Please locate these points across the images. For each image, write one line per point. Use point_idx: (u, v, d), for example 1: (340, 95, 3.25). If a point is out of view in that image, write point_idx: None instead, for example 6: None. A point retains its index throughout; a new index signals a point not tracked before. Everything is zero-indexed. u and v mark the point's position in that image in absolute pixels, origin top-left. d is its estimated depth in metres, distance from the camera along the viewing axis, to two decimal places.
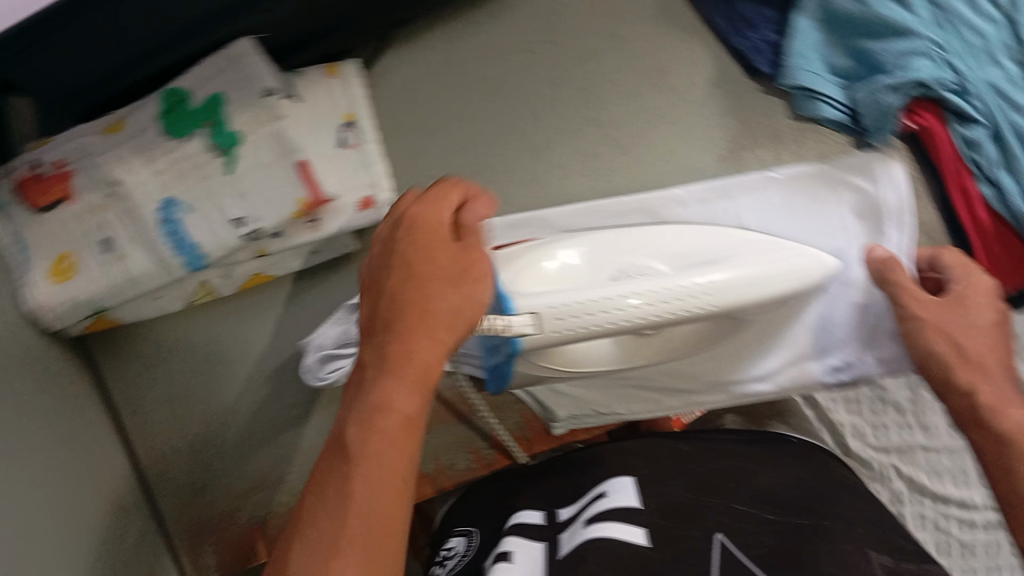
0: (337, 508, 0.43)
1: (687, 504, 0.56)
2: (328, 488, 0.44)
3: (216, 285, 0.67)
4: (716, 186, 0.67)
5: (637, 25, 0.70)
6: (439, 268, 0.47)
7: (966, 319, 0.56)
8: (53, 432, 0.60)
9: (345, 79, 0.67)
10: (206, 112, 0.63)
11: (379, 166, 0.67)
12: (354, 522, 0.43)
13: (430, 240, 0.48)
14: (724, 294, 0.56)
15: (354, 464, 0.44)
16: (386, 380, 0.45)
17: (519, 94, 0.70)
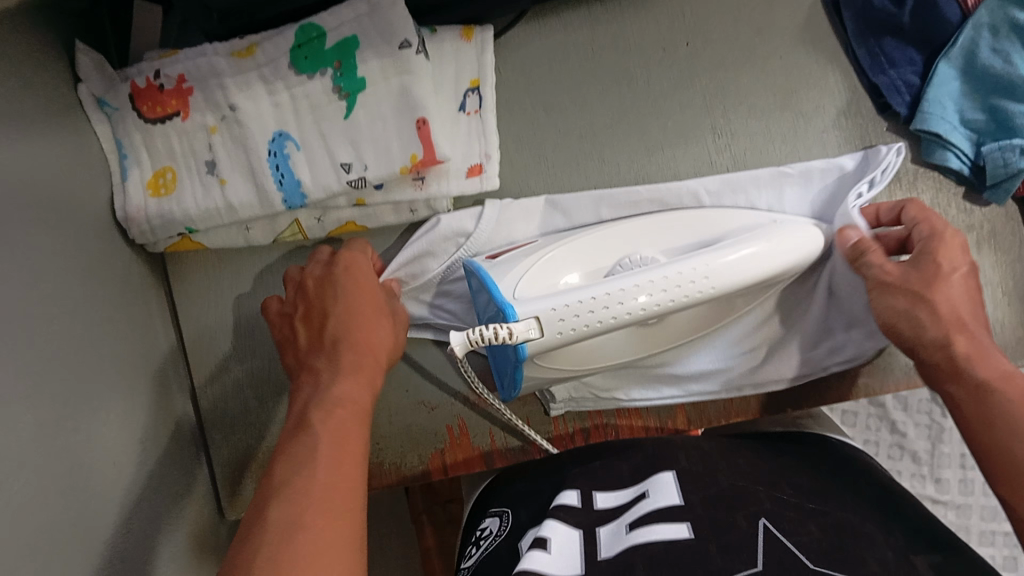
0: (290, 467, 0.45)
1: (737, 500, 0.53)
2: (275, 467, 0.45)
3: (307, 226, 0.66)
4: (730, 179, 0.64)
5: (780, 38, 0.65)
6: (368, 306, 0.58)
7: (934, 275, 0.55)
8: (125, 349, 0.59)
9: (481, 43, 0.63)
10: (340, 54, 0.60)
11: (494, 137, 0.64)
12: (314, 470, 0.44)
13: (364, 284, 0.59)
14: (720, 278, 0.55)
15: (314, 432, 0.47)
16: (346, 375, 0.52)
17: (638, 90, 0.66)
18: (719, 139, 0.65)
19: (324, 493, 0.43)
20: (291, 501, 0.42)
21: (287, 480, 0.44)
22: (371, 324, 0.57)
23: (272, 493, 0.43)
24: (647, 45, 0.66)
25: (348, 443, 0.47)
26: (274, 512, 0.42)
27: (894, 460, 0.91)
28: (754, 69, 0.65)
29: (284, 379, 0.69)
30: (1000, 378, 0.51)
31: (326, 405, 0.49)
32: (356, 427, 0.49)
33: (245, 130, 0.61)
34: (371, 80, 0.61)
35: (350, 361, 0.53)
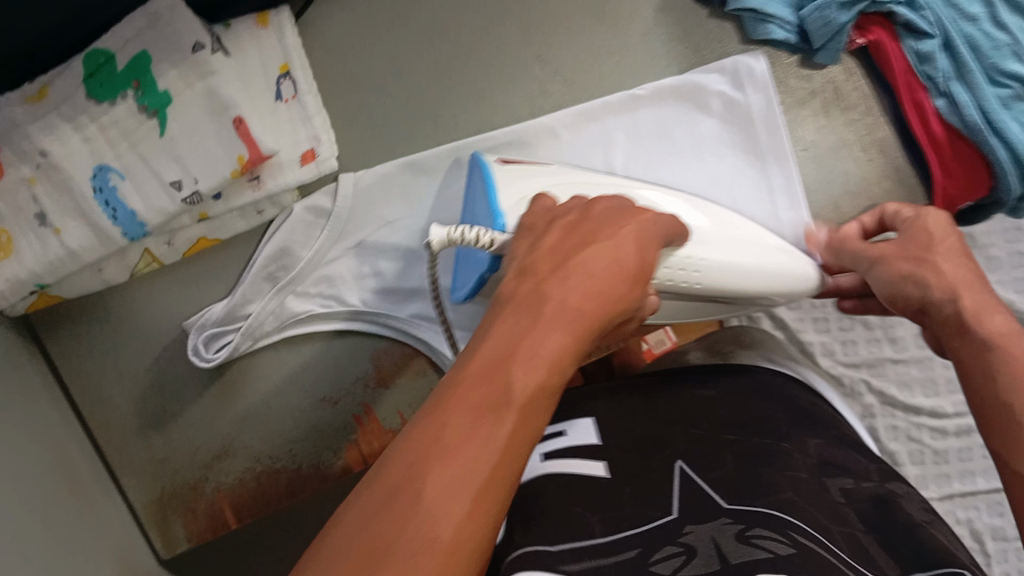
0: (526, 314, 0.34)
1: (651, 442, 0.53)
2: (532, 290, 0.36)
3: (160, 253, 0.64)
4: (582, 110, 0.63)
5: None
6: (604, 272, 0.37)
7: (932, 250, 0.51)
8: (8, 421, 0.58)
9: (280, 26, 0.61)
10: (135, 71, 0.58)
11: (319, 119, 0.63)
12: (555, 332, 0.34)
13: (606, 255, 0.38)
14: (710, 278, 0.53)
15: (509, 372, 0.32)
16: (554, 332, 0.34)
17: (454, 34, 0.64)
18: (547, 66, 0.64)
19: (549, 398, 0.32)
20: (519, 374, 0.32)
21: (514, 349, 0.33)
22: (586, 269, 0.37)
23: (495, 363, 0.32)
24: None
25: (610, 276, 0.37)
26: (499, 390, 0.31)
27: (847, 331, 0.92)
28: None
29: (181, 408, 0.68)
30: (1007, 333, 0.45)
31: (595, 265, 0.38)
32: (639, 280, 0.39)
33: (64, 173, 0.59)
34: (175, 91, 0.59)
35: (548, 304, 0.35)
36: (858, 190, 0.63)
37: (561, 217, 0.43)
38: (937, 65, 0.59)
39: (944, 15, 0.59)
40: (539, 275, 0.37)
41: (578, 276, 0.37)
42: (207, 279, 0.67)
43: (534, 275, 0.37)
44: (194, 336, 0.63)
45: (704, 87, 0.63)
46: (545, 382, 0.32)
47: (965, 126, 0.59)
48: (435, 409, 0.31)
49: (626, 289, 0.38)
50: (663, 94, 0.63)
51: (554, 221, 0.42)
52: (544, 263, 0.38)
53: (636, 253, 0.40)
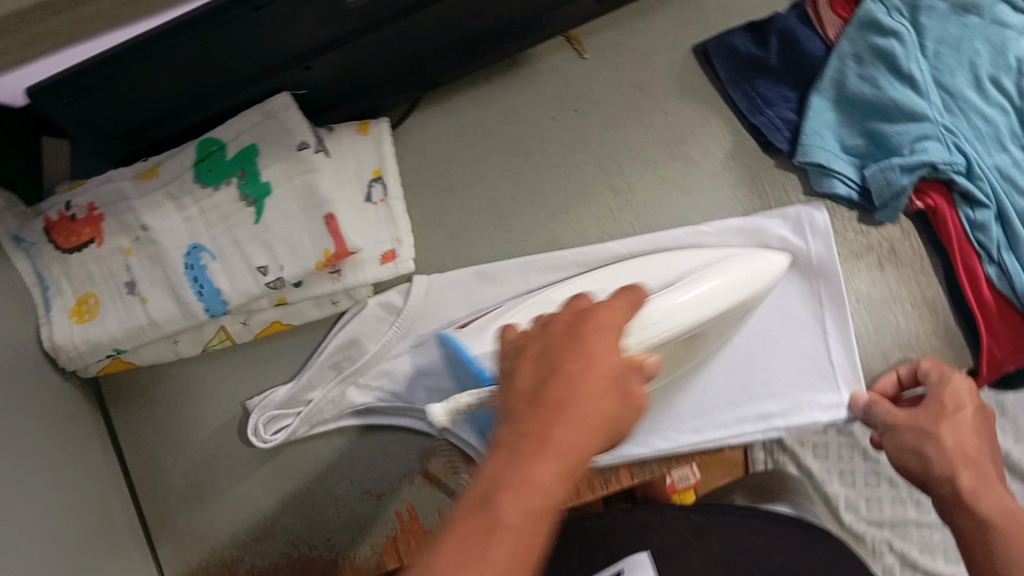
0: (514, 447, 0.36)
1: None
2: (519, 422, 0.37)
3: (234, 332, 0.67)
4: (652, 239, 0.65)
5: (661, 91, 0.68)
6: (589, 380, 0.39)
7: (952, 424, 0.55)
8: (60, 483, 0.60)
9: (378, 134, 0.66)
10: (241, 161, 0.63)
11: (404, 222, 0.66)
12: (543, 461, 0.35)
13: (592, 363, 0.39)
14: (688, 316, 0.56)
15: (496, 511, 0.34)
16: (538, 459, 0.35)
17: (536, 158, 0.67)
18: (619, 196, 0.67)
19: (541, 520, 0.34)
20: (505, 503, 0.34)
21: (499, 479, 0.35)
22: (570, 389, 0.38)
23: (484, 500, 0.35)
24: (536, 114, 0.68)
25: (595, 393, 0.38)
26: (490, 518, 0.34)
27: (873, 489, 0.87)
28: (643, 123, 0.67)
29: (228, 486, 0.68)
30: (1003, 514, 0.49)
31: (576, 380, 0.38)
32: (613, 393, 0.39)
33: (160, 248, 0.63)
34: (275, 183, 0.63)
35: (536, 431, 0.36)
36: (909, 343, 0.65)
37: (527, 339, 0.43)
38: (989, 234, 0.62)
39: (999, 188, 0.62)
40: (527, 403, 0.38)
41: (563, 392, 0.38)
42: (274, 363, 0.69)
43: (523, 399, 0.38)
44: (257, 416, 0.66)
45: (766, 230, 0.65)
46: (532, 513, 0.34)
47: (1015, 295, 0.62)
48: (438, 545, 0.34)
49: (604, 402, 0.38)
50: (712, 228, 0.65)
51: (518, 355, 0.42)
52: (530, 392, 0.39)
53: (613, 357, 0.40)
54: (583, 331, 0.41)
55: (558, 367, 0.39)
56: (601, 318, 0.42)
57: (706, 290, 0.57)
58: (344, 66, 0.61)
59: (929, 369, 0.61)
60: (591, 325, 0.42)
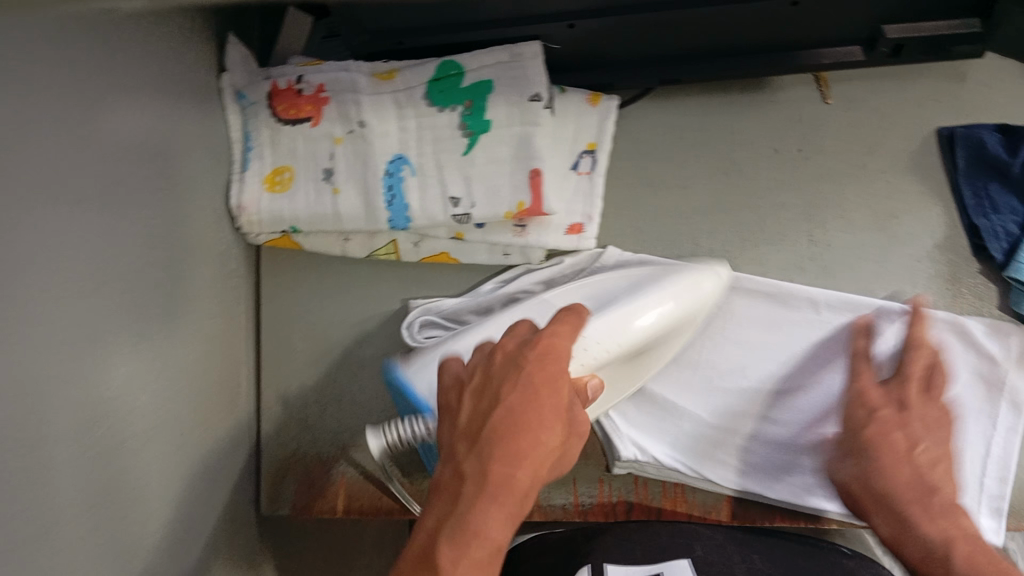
0: (458, 496, 0.40)
1: None
2: (457, 470, 0.41)
3: (404, 248, 0.68)
4: (855, 304, 0.63)
5: (889, 159, 0.66)
6: (542, 417, 0.42)
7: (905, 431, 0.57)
8: (200, 327, 0.62)
9: (605, 110, 0.66)
10: (473, 93, 0.63)
11: (599, 201, 0.66)
12: (482, 512, 0.39)
13: (529, 389, 0.42)
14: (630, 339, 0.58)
15: (443, 564, 0.38)
16: (483, 508, 0.39)
17: (742, 182, 0.67)
18: (814, 246, 0.66)
19: (485, 563, 0.38)
20: (446, 556, 0.38)
21: (448, 531, 0.39)
22: (525, 434, 0.41)
23: (430, 550, 0.39)
24: (759, 142, 0.67)
25: (541, 431, 0.41)
26: (434, 569, 0.38)
27: None
28: (860, 184, 0.66)
29: (346, 388, 0.70)
30: (921, 557, 0.50)
31: (513, 414, 0.41)
32: (557, 424, 0.42)
33: (369, 147, 0.64)
34: (496, 124, 0.63)
35: (489, 476, 0.40)
36: None
37: (482, 360, 0.46)
38: None
39: None
40: (473, 447, 0.41)
41: (506, 439, 0.41)
42: (426, 288, 0.70)
43: (465, 438, 0.43)
44: (416, 314, 0.67)
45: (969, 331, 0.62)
46: (482, 563, 0.38)
47: None
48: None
49: (551, 437, 0.42)
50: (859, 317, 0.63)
51: (462, 390, 0.46)
52: (470, 430, 0.43)
53: (559, 397, 0.43)
54: (529, 357, 0.44)
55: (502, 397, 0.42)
56: (548, 353, 0.44)
57: (648, 313, 0.58)
58: (598, 35, 0.60)
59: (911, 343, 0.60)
60: (544, 348, 0.44)
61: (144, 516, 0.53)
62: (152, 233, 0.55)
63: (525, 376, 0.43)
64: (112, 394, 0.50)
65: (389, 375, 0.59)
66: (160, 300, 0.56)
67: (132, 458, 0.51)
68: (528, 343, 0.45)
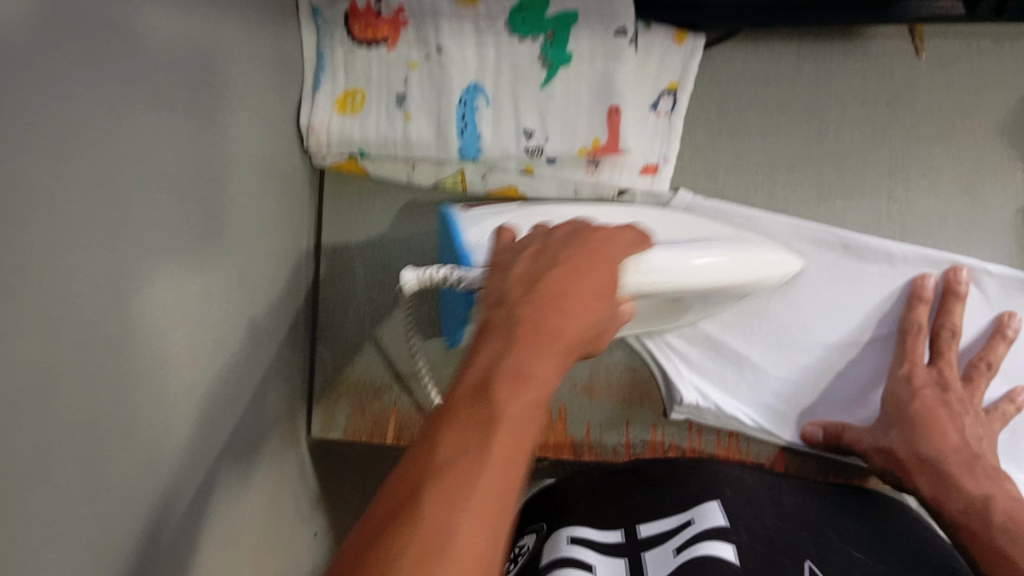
0: (510, 331, 0.36)
1: (783, 540, 0.51)
2: (509, 310, 0.37)
3: (471, 179, 0.66)
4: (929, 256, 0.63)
5: (978, 121, 0.64)
6: (593, 277, 0.41)
7: (958, 414, 0.59)
8: (268, 246, 0.61)
9: (689, 50, 0.64)
10: (556, 24, 0.61)
11: (676, 143, 0.65)
12: (541, 351, 0.35)
13: (588, 260, 0.42)
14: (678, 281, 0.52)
15: (491, 409, 0.31)
16: (550, 340, 0.36)
17: (823, 133, 0.65)
18: (895, 205, 0.64)
19: (533, 409, 0.33)
20: (505, 393, 0.32)
21: (502, 365, 0.34)
22: (581, 291, 0.40)
23: (476, 395, 0.32)
24: (845, 93, 0.65)
25: (595, 289, 0.41)
26: (490, 409, 0.31)
27: None
28: (947, 145, 0.64)
29: (406, 319, 0.69)
30: (966, 513, 0.53)
31: (570, 279, 0.40)
32: (609, 293, 0.41)
33: (446, 74, 0.63)
34: (577, 57, 0.62)
35: (551, 311, 0.37)
36: None
37: (528, 242, 0.44)
38: None
39: None
40: (527, 289, 0.39)
41: (568, 285, 0.40)
42: None
43: (521, 285, 0.39)
44: None
45: None
46: (527, 414, 0.32)
47: None
48: (430, 439, 0.31)
49: (600, 300, 0.41)
50: (933, 270, 0.63)
51: (516, 250, 0.44)
52: (529, 278, 0.40)
53: (606, 274, 0.43)
54: (590, 238, 0.44)
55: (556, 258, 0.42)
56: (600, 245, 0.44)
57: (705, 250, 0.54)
58: None
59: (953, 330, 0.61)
60: (592, 241, 0.44)
61: (219, 428, 0.53)
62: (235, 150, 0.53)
63: (585, 252, 0.43)
64: (193, 307, 0.49)
65: (445, 216, 0.61)
66: (239, 220, 0.55)
67: (212, 373, 0.51)
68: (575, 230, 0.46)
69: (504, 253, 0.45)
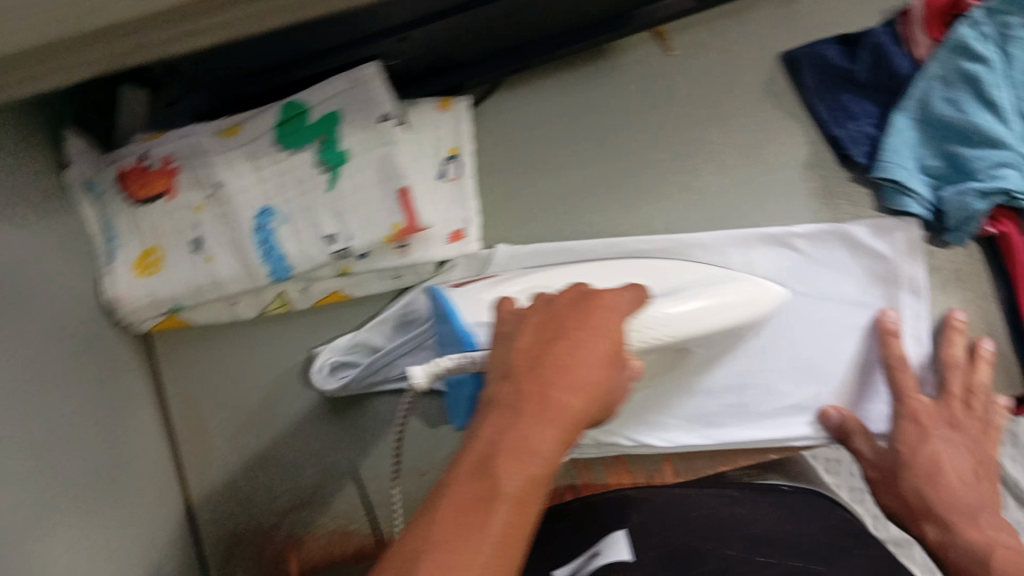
0: (509, 412, 0.39)
1: (684, 555, 0.56)
2: (513, 390, 0.41)
3: (292, 298, 0.66)
4: (736, 235, 0.65)
5: (741, 94, 0.66)
6: (594, 347, 0.42)
7: (960, 447, 0.61)
8: (105, 434, 0.59)
9: (459, 111, 0.65)
10: (322, 128, 0.62)
11: (473, 203, 0.66)
12: (540, 425, 0.38)
13: (584, 323, 0.44)
14: (679, 330, 0.56)
15: (495, 478, 0.36)
16: (544, 421, 0.38)
17: (605, 151, 0.67)
18: (689, 195, 0.66)
19: (537, 489, 0.37)
20: (507, 469, 0.36)
21: (501, 441, 0.38)
22: (577, 359, 0.41)
23: (483, 460, 0.37)
24: (614, 106, 0.66)
25: (594, 363, 0.42)
26: (492, 485, 0.36)
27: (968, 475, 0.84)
28: (719, 125, 0.66)
29: (272, 451, 0.68)
30: (964, 558, 0.56)
31: (573, 350, 0.42)
32: (609, 362, 0.42)
33: (232, 208, 0.62)
34: (352, 152, 0.62)
35: (552, 398, 0.39)
36: None
37: (530, 315, 0.47)
38: None
39: None
40: (525, 367, 0.42)
41: (561, 360, 0.41)
42: (325, 329, 0.68)
43: (525, 361, 0.42)
44: (323, 359, 0.67)
45: (850, 235, 0.64)
46: (532, 480, 0.37)
47: None
48: (439, 508, 0.36)
49: (601, 371, 0.42)
50: (746, 245, 0.65)
51: (522, 322, 0.47)
52: (533, 351, 0.43)
53: (608, 336, 0.44)
54: (588, 303, 0.46)
55: (565, 327, 0.44)
56: (606, 301, 0.46)
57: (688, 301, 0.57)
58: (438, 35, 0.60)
59: (954, 346, 0.64)
60: (592, 303, 0.46)
61: None
62: (22, 352, 0.51)
63: (580, 322, 0.44)
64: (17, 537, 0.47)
65: (434, 291, 0.59)
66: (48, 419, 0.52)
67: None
68: (582, 292, 0.48)
69: (508, 320, 0.48)
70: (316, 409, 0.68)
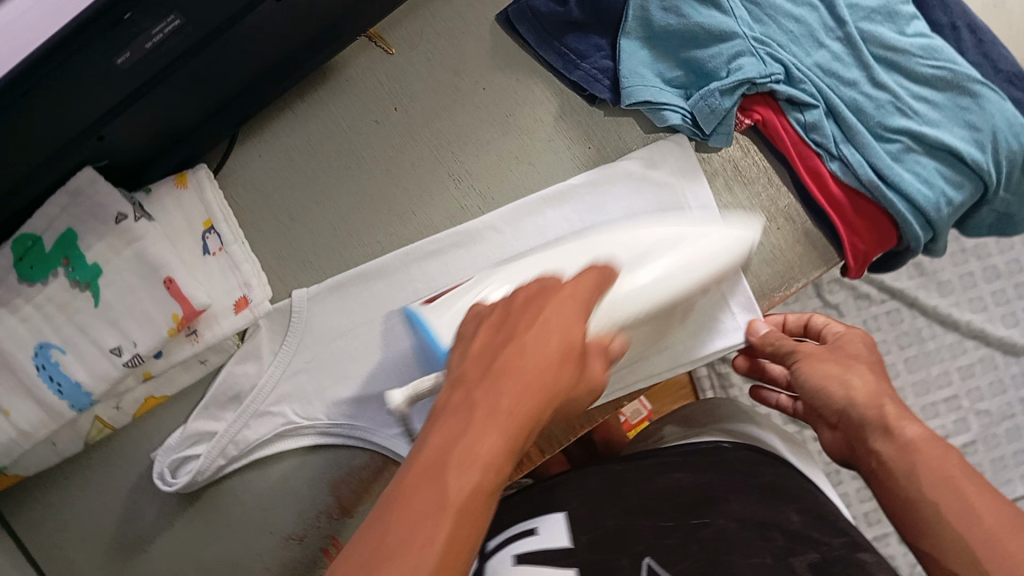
0: (458, 424, 0.36)
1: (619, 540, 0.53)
2: (462, 399, 0.38)
3: (109, 418, 0.65)
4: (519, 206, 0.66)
5: (475, 67, 0.68)
6: (547, 343, 0.40)
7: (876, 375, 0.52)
8: None
9: (198, 184, 0.64)
10: (62, 248, 0.60)
11: (248, 265, 0.65)
12: (487, 434, 0.36)
13: (546, 316, 0.41)
14: (649, 297, 0.55)
15: (444, 492, 0.34)
16: (494, 429, 0.36)
17: (368, 168, 0.67)
18: (461, 184, 0.67)
19: (485, 499, 0.35)
20: (456, 480, 0.34)
21: (447, 455, 0.35)
22: (526, 353, 0.39)
23: (431, 472, 0.35)
24: (359, 121, 0.68)
25: (542, 362, 0.39)
26: (439, 494, 0.34)
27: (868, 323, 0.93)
28: (469, 107, 0.68)
29: (146, 560, 0.65)
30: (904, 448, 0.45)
31: (526, 349, 0.39)
32: (568, 360, 0.40)
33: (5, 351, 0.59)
34: (103, 261, 0.61)
35: (488, 401, 0.37)
36: (773, 257, 0.65)
37: (489, 314, 0.44)
38: (824, 132, 0.62)
39: (823, 85, 0.62)
40: (476, 374, 0.39)
41: (510, 361, 0.39)
42: (159, 434, 0.66)
43: (476, 366, 0.39)
44: (161, 460, 0.64)
45: (618, 168, 0.66)
46: (474, 483, 0.34)
47: (862, 185, 0.61)
48: (387, 519, 0.33)
49: (556, 370, 0.39)
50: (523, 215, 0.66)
51: (480, 321, 0.43)
52: (487, 355, 0.40)
53: (569, 329, 0.41)
54: (542, 295, 0.43)
55: (510, 326, 0.41)
56: (560, 288, 0.44)
57: (655, 266, 0.56)
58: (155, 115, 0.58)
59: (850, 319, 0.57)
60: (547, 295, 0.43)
61: None
62: None
63: (545, 320, 0.41)
64: None
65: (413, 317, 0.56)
66: None
67: None
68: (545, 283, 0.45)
69: (469, 323, 0.44)
70: (173, 509, 0.66)
